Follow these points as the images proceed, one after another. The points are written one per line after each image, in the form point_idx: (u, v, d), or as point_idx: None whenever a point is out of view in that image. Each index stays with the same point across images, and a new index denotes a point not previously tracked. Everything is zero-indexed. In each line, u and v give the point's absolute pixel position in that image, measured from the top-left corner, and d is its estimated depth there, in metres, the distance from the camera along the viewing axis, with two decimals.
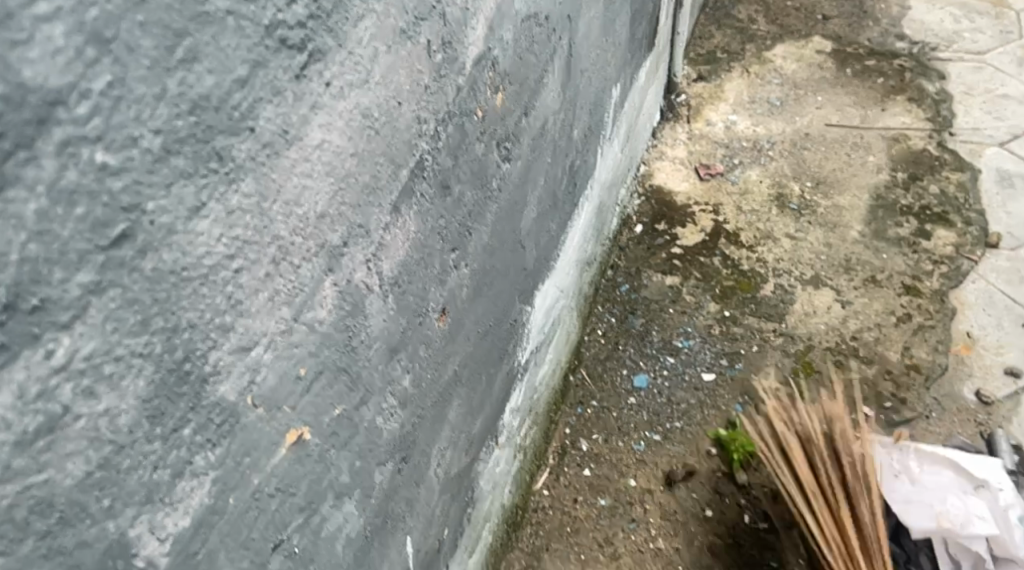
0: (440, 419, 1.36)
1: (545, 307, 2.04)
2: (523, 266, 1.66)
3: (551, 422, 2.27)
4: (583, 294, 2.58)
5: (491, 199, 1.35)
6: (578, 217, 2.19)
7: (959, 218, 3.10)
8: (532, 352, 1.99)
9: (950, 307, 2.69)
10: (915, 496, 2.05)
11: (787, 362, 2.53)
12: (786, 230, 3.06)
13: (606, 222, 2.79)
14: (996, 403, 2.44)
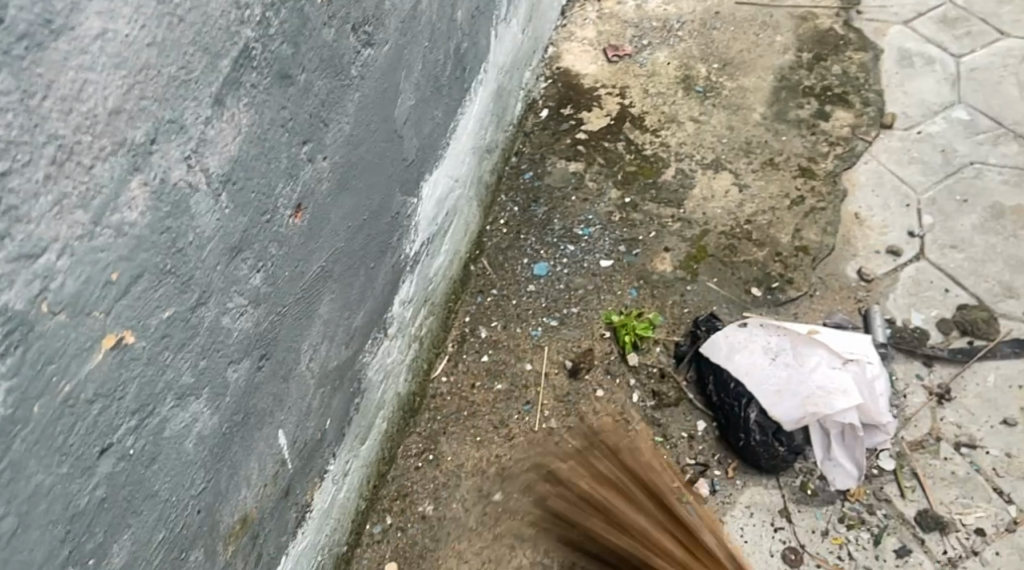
0: (311, 311, 1.53)
1: (439, 198, 2.04)
2: (410, 157, 1.76)
3: (449, 311, 2.31)
4: (483, 183, 2.60)
5: (350, 87, 1.48)
6: (473, 106, 2.18)
7: (859, 99, 3.09)
8: (425, 244, 2.01)
9: (841, 188, 2.83)
10: (786, 380, 2.11)
11: (682, 246, 2.60)
12: (690, 113, 3.06)
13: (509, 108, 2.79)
14: (876, 281, 2.54)
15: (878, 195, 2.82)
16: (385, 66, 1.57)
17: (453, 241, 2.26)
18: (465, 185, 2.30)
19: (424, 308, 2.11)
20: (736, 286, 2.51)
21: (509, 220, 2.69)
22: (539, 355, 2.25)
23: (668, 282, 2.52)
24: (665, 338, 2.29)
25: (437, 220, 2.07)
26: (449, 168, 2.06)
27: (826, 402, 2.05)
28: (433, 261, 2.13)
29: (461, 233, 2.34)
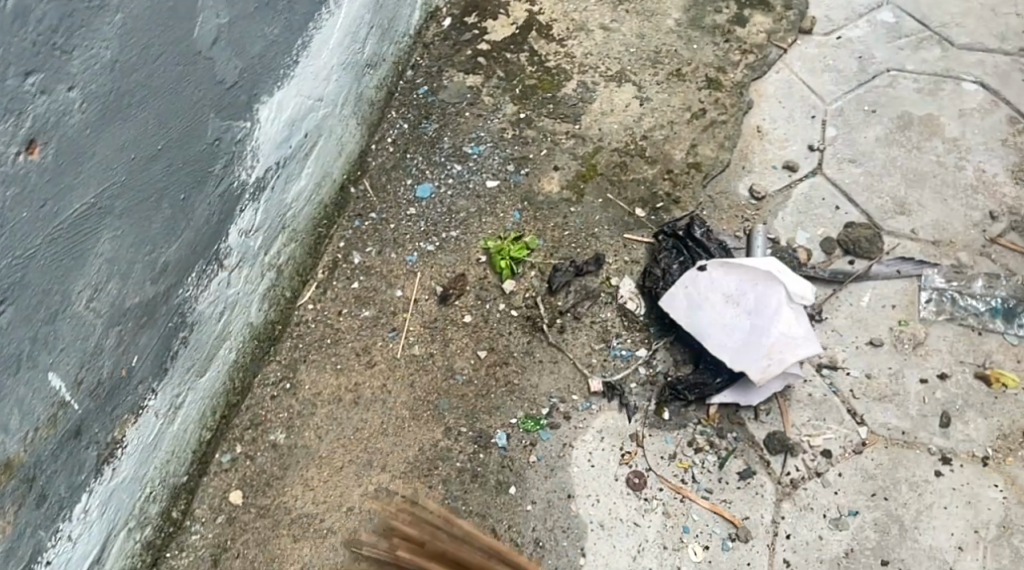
0: (84, 244, 1.67)
1: (286, 122, 2.11)
2: (229, 80, 1.91)
3: (322, 233, 2.39)
4: (365, 101, 2.54)
5: (98, 17, 1.58)
6: (329, 27, 2.20)
7: (782, 2, 2.99)
8: (271, 169, 2.11)
9: (746, 99, 2.74)
10: (732, 325, 2.10)
11: (572, 165, 2.57)
12: (601, 20, 2.95)
13: (398, 19, 2.67)
14: (766, 200, 2.50)
15: (785, 104, 2.75)
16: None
17: (318, 163, 2.30)
18: (333, 106, 2.31)
19: (280, 232, 2.20)
20: (621, 207, 2.47)
21: (397, 137, 2.64)
22: (412, 281, 2.33)
23: (553, 204, 2.48)
24: (541, 261, 2.35)
25: (287, 142, 2.14)
26: (297, 91, 2.12)
27: (774, 356, 2.05)
28: (289, 184, 2.20)
29: (333, 155, 2.39)
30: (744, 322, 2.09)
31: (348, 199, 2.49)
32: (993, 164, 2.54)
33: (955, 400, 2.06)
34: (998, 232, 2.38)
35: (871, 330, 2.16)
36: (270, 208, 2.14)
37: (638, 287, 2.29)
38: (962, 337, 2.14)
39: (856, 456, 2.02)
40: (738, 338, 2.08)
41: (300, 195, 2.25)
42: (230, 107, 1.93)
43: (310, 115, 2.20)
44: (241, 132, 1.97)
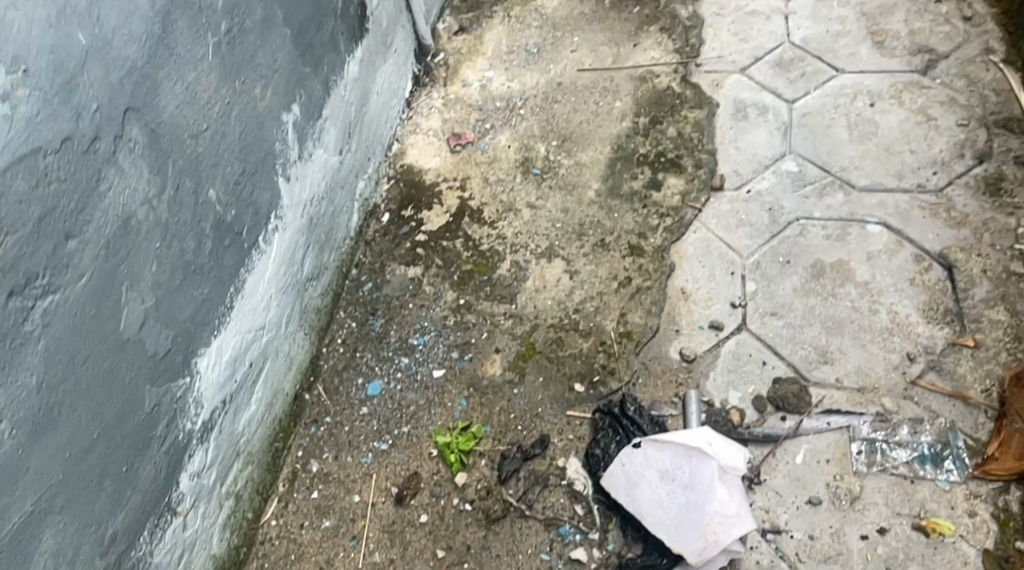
0: (32, 544, 1.76)
1: (228, 360, 2.28)
2: (162, 349, 2.05)
3: (280, 446, 2.54)
4: (311, 310, 2.70)
5: (24, 348, 1.71)
6: (262, 264, 2.39)
7: (692, 162, 3.17)
8: (216, 408, 2.25)
9: (668, 262, 2.88)
10: (672, 507, 2.27)
11: (512, 346, 2.70)
12: (527, 199, 3.10)
13: (337, 227, 2.83)
14: (697, 360, 2.61)
15: (705, 264, 2.87)
16: (85, 297, 1.83)
17: (267, 385, 2.47)
18: (276, 329, 2.48)
19: (234, 460, 2.34)
20: (560, 384, 2.60)
21: (346, 336, 2.77)
22: (368, 484, 2.48)
23: (497, 387, 2.62)
24: (490, 448, 2.51)
25: (232, 379, 2.30)
26: (235, 330, 2.29)
27: (714, 531, 2.21)
28: (239, 414, 2.35)
29: (283, 372, 2.55)
30: (682, 502, 2.27)
31: (304, 406, 2.63)
32: (905, 304, 2.68)
33: (896, 555, 2.20)
34: (917, 374, 2.50)
35: (809, 488, 2.31)
36: (222, 441, 2.29)
37: (585, 467, 2.44)
38: (897, 486, 2.29)
39: None
40: (680, 519, 2.25)
41: (251, 421, 2.41)
42: (168, 371, 2.06)
43: (253, 346, 2.38)
44: (179, 390, 2.10)
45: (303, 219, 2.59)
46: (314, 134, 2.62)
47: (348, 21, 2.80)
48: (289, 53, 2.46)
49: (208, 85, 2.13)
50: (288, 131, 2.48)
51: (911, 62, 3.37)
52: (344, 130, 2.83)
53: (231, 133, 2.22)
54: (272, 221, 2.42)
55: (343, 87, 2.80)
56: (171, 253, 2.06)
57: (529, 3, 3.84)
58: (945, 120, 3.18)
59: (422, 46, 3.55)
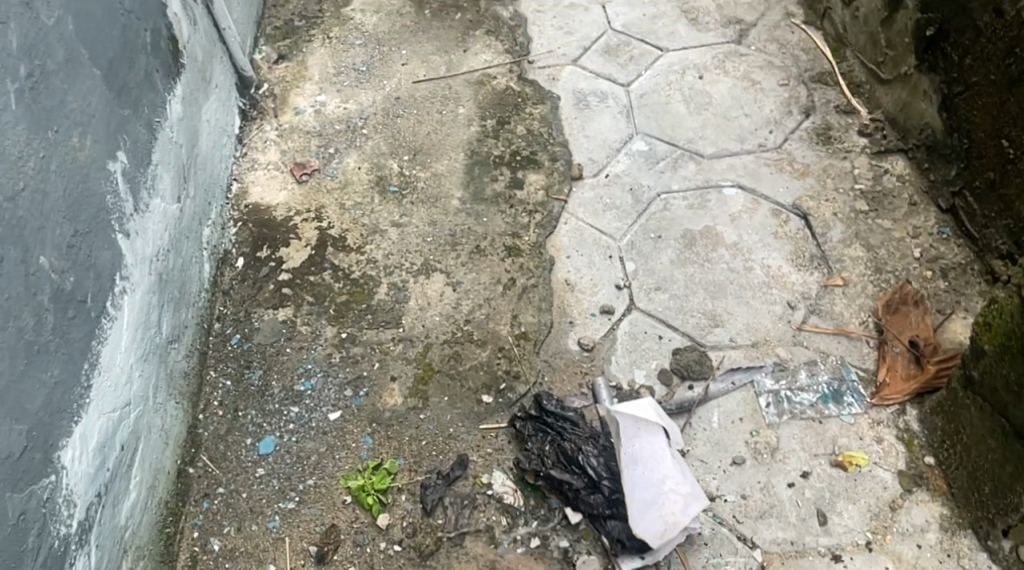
0: None
1: (95, 449, 2.02)
2: (17, 449, 1.79)
3: (170, 532, 2.31)
4: (178, 376, 2.47)
5: None
6: (115, 333, 2.13)
7: (546, 156, 3.16)
8: (92, 503, 2.00)
9: (547, 257, 2.86)
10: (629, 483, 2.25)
11: (408, 371, 2.59)
12: (390, 218, 3.01)
13: (189, 281, 2.61)
14: (597, 347, 2.63)
15: (583, 253, 2.88)
16: None
17: (144, 466, 2.23)
18: (143, 403, 2.25)
19: (122, 559, 2.10)
20: (467, 399, 2.53)
21: (223, 398, 2.56)
22: (281, 550, 2.30)
23: (401, 416, 2.50)
24: (408, 481, 2.38)
25: (104, 466, 2.05)
26: (99, 412, 2.04)
27: (676, 506, 2.21)
28: (119, 504, 2.11)
29: (160, 449, 2.32)
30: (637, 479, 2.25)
31: (189, 482, 2.41)
32: (774, 256, 2.79)
33: (824, 495, 2.29)
34: (801, 318, 2.63)
35: (730, 449, 2.38)
36: (104, 540, 2.05)
37: (512, 478, 2.37)
38: (809, 430, 2.40)
39: None
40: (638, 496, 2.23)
41: (133, 511, 2.17)
42: (28, 472, 1.80)
43: (121, 427, 2.13)
44: (45, 492, 1.84)
45: (151, 276, 2.35)
46: (147, 176, 2.39)
47: (160, 57, 2.57)
48: (103, 95, 2.22)
49: (16, 138, 1.89)
50: (117, 176, 2.23)
51: (726, 33, 3.53)
52: (178, 173, 2.62)
53: (52, 191, 1.98)
54: (117, 282, 2.17)
55: (169, 128, 2.58)
56: (8, 334, 1.81)
57: (348, 22, 3.76)
58: (768, 82, 3.33)
59: (242, 79, 3.41)
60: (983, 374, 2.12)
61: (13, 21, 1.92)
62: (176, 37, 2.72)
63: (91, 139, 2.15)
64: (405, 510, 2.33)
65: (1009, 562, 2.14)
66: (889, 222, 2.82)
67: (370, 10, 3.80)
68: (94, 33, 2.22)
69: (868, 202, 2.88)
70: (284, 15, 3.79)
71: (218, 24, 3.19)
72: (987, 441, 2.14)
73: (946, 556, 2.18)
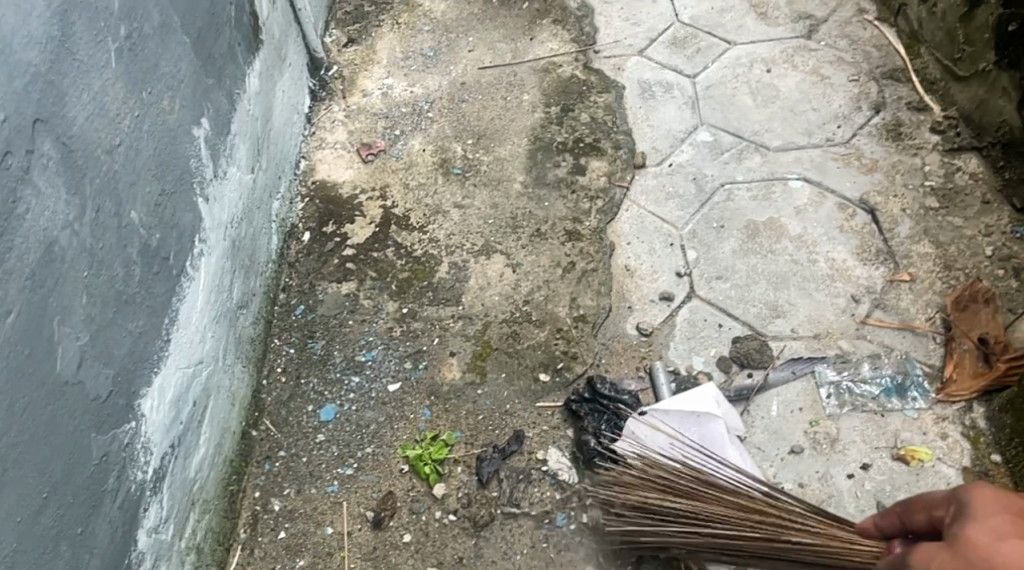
0: None
1: (171, 402, 2.08)
2: (103, 392, 1.85)
3: (233, 490, 2.36)
4: (245, 340, 2.52)
5: None
6: (192, 292, 2.19)
7: (610, 144, 3.15)
8: (166, 453, 2.06)
9: (608, 243, 2.86)
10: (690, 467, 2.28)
11: (467, 347, 2.62)
12: (453, 199, 3.03)
13: (257, 250, 2.66)
14: (655, 332, 2.63)
15: (644, 240, 2.87)
16: (15, 336, 1.64)
17: (213, 424, 2.28)
18: (214, 363, 2.30)
19: (190, 511, 2.16)
20: (525, 377, 2.55)
21: (286, 364, 2.61)
22: (339, 514, 2.33)
23: (459, 391, 2.53)
24: (465, 453, 2.41)
25: (177, 421, 2.11)
26: (175, 366, 2.10)
27: None
28: (189, 458, 2.17)
29: (227, 409, 2.37)
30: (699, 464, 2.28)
31: (252, 444, 2.46)
32: (838, 250, 2.75)
33: (883, 487, 2.27)
34: (865, 312, 2.60)
35: (788, 438, 2.37)
36: (175, 491, 2.10)
37: (568, 457, 2.39)
38: (870, 423, 2.38)
39: None
40: None
41: (201, 466, 2.22)
42: (112, 416, 1.86)
43: (194, 383, 2.19)
44: (126, 437, 1.90)
45: (226, 241, 2.41)
46: (228, 143, 2.45)
47: (242, 30, 2.62)
48: (192, 63, 2.28)
49: (116, 95, 1.94)
50: (201, 140, 2.29)
51: (794, 29, 3.47)
52: (253, 144, 2.67)
53: (145, 148, 2.03)
54: (196, 243, 2.23)
55: (247, 99, 2.62)
56: (100, 283, 1.86)
57: (416, 9, 3.79)
58: (837, 77, 3.26)
59: (314, 59, 3.46)
60: None
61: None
62: (257, 12, 2.77)
63: (181, 103, 2.20)
64: (461, 481, 2.36)
65: None
66: (960, 220, 2.76)
67: None
68: (187, 2, 2.26)
69: (938, 199, 2.82)
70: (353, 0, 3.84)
71: (295, 5, 3.22)
72: None
73: None
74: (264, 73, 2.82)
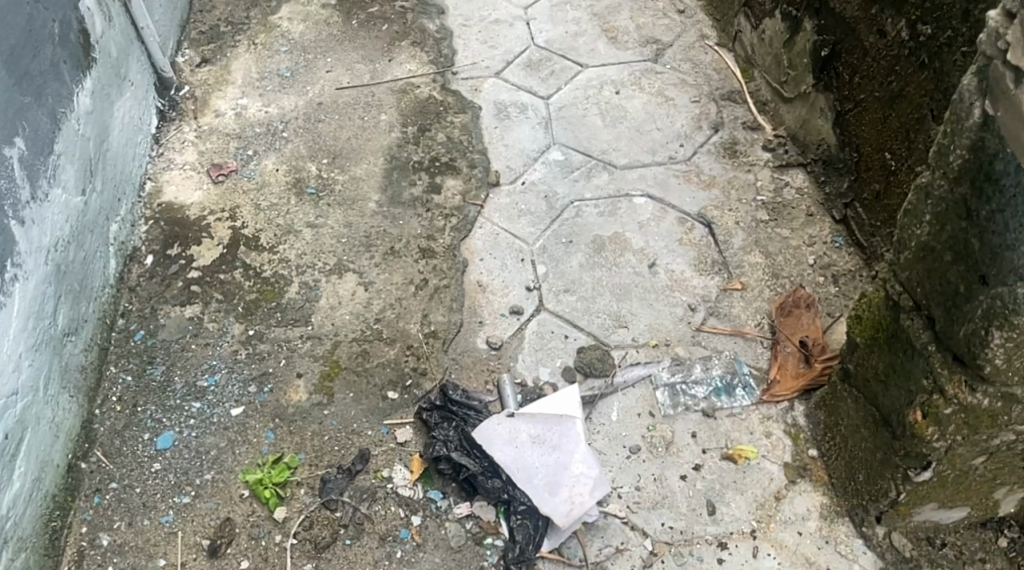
0: None
1: None
2: None
3: (57, 525, 2.28)
4: (74, 369, 2.44)
5: None
6: (2, 320, 2.13)
7: (465, 163, 3.17)
8: None
9: (460, 259, 2.88)
10: (541, 471, 2.32)
11: (314, 367, 2.59)
12: (305, 219, 3.00)
13: (91, 275, 2.59)
14: (504, 346, 2.66)
15: (495, 256, 2.90)
16: None
17: (31, 457, 2.21)
18: (32, 393, 2.22)
19: (1, 548, 2.08)
20: (373, 395, 2.54)
21: (122, 392, 2.54)
22: (173, 544, 2.27)
23: (305, 411, 2.50)
24: (308, 475, 2.38)
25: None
26: None
27: (581, 492, 2.27)
28: None
29: (49, 441, 2.29)
30: (549, 467, 2.32)
31: (82, 477, 2.38)
32: (679, 262, 2.84)
33: (713, 487, 2.34)
34: (701, 320, 2.69)
35: (625, 443, 2.42)
36: None
37: (413, 472, 2.38)
38: (702, 425, 2.45)
39: (649, 569, 2.22)
40: (547, 482, 2.30)
41: (16, 501, 2.14)
42: None
43: (5, 414, 2.11)
44: None
45: (48, 267, 2.34)
46: (49, 164, 2.38)
47: (68, 48, 2.55)
48: (2, 81, 2.23)
49: None
50: (13, 162, 2.23)
51: (643, 53, 3.58)
52: (84, 165, 2.60)
53: None
54: (8, 268, 2.16)
55: (76, 120, 2.56)
56: None
57: (274, 29, 3.75)
58: (681, 98, 3.38)
59: (161, 80, 3.39)
60: (857, 367, 2.13)
61: None
62: (89, 30, 2.71)
63: None
64: (303, 503, 2.33)
65: (883, 547, 2.21)
66: (788, 230, 2.89)
67: (297, 18, 3.80)
68: None
69: (769, 212, 2.95)
70: (209, 20, 3.77)
71: (136, 23, 3.18)
72: (859, 432, 2.18)
73: (825, 543, 2.24)
74: (99, 92, 2.77)
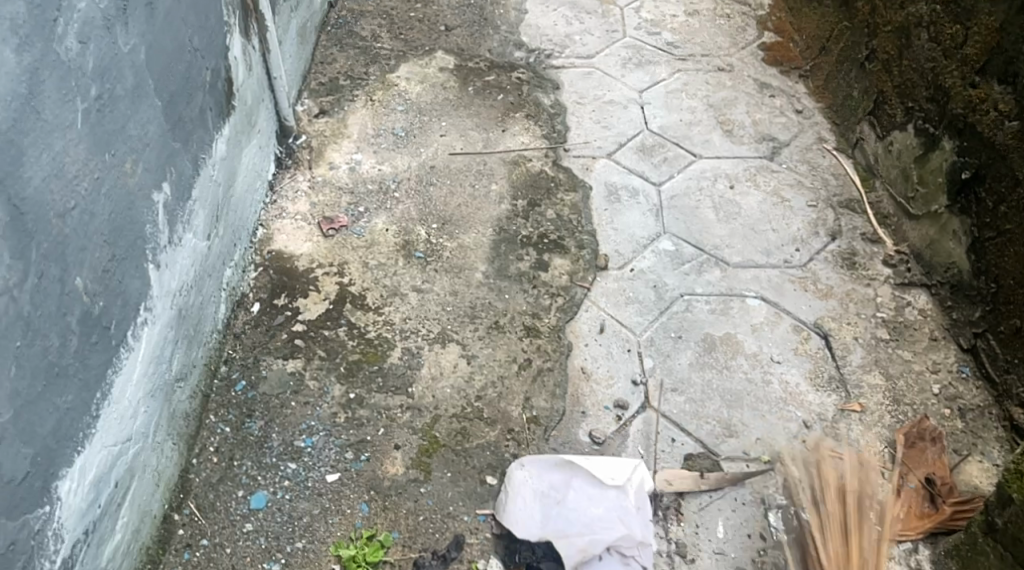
0: None
1: (92, 483, 1.97)
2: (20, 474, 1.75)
3: None
4: (179, 416, 2.41)
5: None
6: (130, 364, 2.11)
7: (574, 243, 3.12)
8: (78, 540, 1.95)
9: (565, 342, 2.81)
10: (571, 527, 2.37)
11: (413, 440, 2.54)
12: (412, 283, 2.97)
13: (203, 320, 2.57)
14: (608, 442, 2.58)
15: (602, 343, 2.83)
16: None
17: (133, 506, 2.17)
18: (143, 440, 2.20)
19: None
20: (471, 478, 2.47)
21: (220, 444, 2.51)
22: None
23: (401, 487, 2.44)
24: (400, 557, 2.33)
25: (95, 504, 2.00)
26: (101, 445, 2.00)
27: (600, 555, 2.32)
28: (103, 545, 2.05)
29: (150, 490, 2.26)
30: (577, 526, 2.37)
31: (173, 530, 2.34)
32: (793, 373, 2.74)
33: None
34: (816, 440, 2.59)
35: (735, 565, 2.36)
36: None
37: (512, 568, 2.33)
38: None
39: None
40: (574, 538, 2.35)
41: (114, 553, 2.10)
42: (26, 498, 1.77)
43: (118, 462, 2.08)
44: (39, 522, 1.80)
45: (172, 311, 2.33)
46: (186, 210, 2.38)
47: (215, 95, 2.58)
48: (161, 126, 2.24)
49: (76, 157, 1.88)
50: (160, 205, 2.23)
51: (758, 149, 3.51)
52: (212, 211, 2.60)
53: (99, 213, 1.97)
54: (141, 312, 2.15)
55: (212, 165, 2.57)
56: (33, 354, 1.78)
57: (392, 87, 3.75)
58: (797, 201, 3.30)
59: (283, 127, 3.41)
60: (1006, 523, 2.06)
61: (92, 42, 1.93)
62: (232, 77, 2.74)
63: (145, 165, 2.15)
64: None
65: None
66: (909, 353, 2.79)
67: (414, 78, 3.79)
68: (163, 65, 2.24)
69: (889, 331, 2.85)
70: (328, 72, 3.79)
71: (271, 72, 3.21)
72: None
73: None
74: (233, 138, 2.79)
